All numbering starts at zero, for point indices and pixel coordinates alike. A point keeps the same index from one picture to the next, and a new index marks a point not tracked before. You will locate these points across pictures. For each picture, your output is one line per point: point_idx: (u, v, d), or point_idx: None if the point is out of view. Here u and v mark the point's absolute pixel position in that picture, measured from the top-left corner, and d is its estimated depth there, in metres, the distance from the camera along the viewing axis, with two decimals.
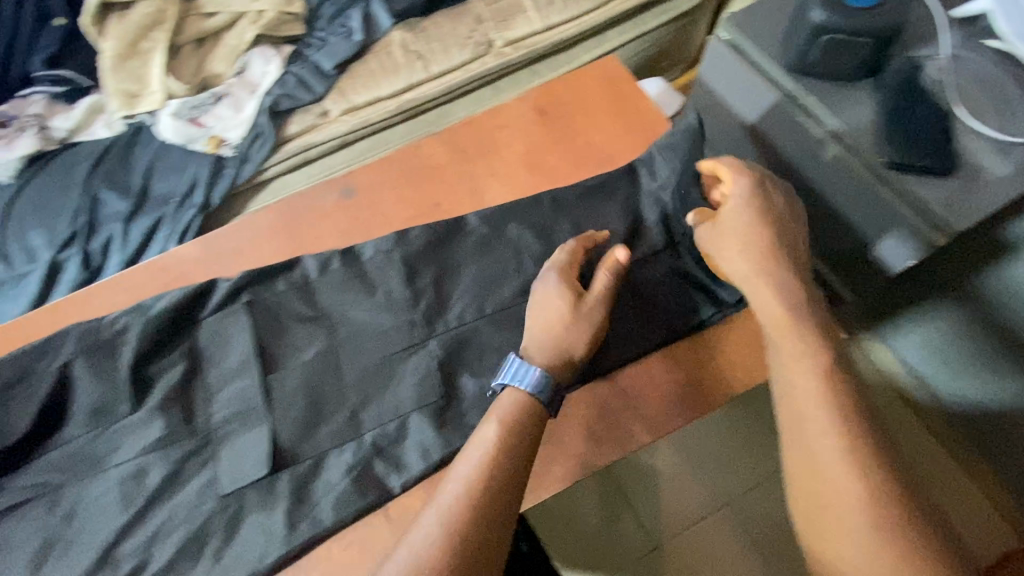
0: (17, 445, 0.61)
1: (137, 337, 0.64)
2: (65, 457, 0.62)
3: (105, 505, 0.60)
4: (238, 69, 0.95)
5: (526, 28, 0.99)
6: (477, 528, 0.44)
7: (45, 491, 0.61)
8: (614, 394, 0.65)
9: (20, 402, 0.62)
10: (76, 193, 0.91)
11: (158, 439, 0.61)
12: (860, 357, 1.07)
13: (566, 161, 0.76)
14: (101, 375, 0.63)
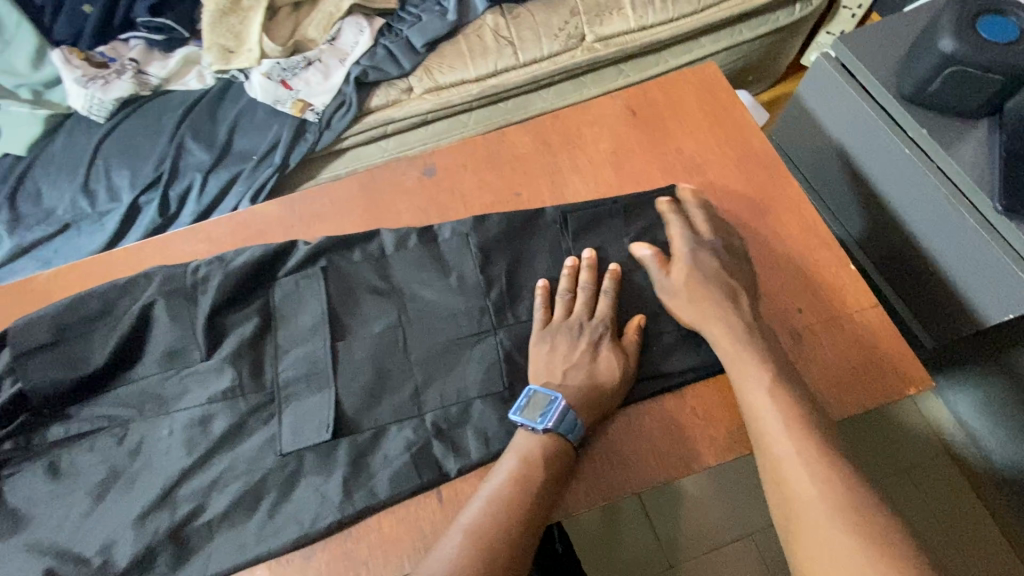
0: (93, 376, 0.63)
1: (219, 288, 0.64)
2: (134, 391, 0.63)
3: (168, 446, 0.61)
4: (331, 36, 0.96)
5: (620, 25, 0.97)
6: (518, 509, 0.51)
7: (114, 424, 0.62)
8: (679, 408, 0.61)
9: (100, 334, 0.63)
10: (163, 140, 0.93)
11: (225, 389, 0.62)
12: (910, 407, 1.04)
13: (654, 165, 0.73)
14: (179, 319, 0.64)
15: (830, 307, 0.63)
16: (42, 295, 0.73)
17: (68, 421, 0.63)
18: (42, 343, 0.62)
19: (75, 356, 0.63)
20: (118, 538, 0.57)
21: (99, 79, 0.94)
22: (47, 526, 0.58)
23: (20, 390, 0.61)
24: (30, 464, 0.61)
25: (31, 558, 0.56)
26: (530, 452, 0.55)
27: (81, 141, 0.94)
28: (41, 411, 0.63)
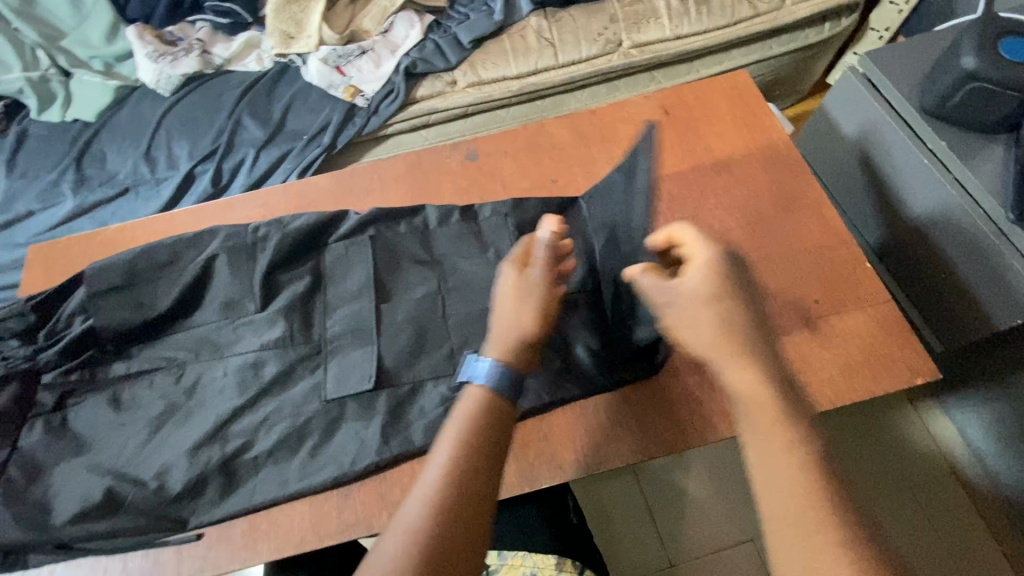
0: (156, 319, 0.68)
1: (277, 246, 0.70)
2: (193, 336, 0.68)
3: (221, 386, 0.66)
4: (384, 28, 1.02)
5: (656, 33, 1.02)
6: (465, 475, 0.47)
7: (172, 364, 0.67)
8: (697, 384, 0.65)
9: (165, 281, 0.69)
10: (222, 115, 1.00)
11: (277, 339, 0.67)
12: (918, 421, 1.06)
13: (684, 162, 0.78)
14: (239, 273, 0.69)
15: (844, 301, 0.67)
16: (108, 246, 0.79)
17: (130, 359, 0.68)
18: (114, 284, 0.68)
19: (142, 299, 0.68)
20: (172, 466, 0.62)
21: (168, 55, 1.01)
22: (107, 450, 0.63)
23: (91, 326, 0.67)
24: (94, 395, 0.66)
25: (92, 478, 0.61)
26: (476, 411, 0.51)
27: (146, 112, 1.01)
28: (106, 348, 0.68)
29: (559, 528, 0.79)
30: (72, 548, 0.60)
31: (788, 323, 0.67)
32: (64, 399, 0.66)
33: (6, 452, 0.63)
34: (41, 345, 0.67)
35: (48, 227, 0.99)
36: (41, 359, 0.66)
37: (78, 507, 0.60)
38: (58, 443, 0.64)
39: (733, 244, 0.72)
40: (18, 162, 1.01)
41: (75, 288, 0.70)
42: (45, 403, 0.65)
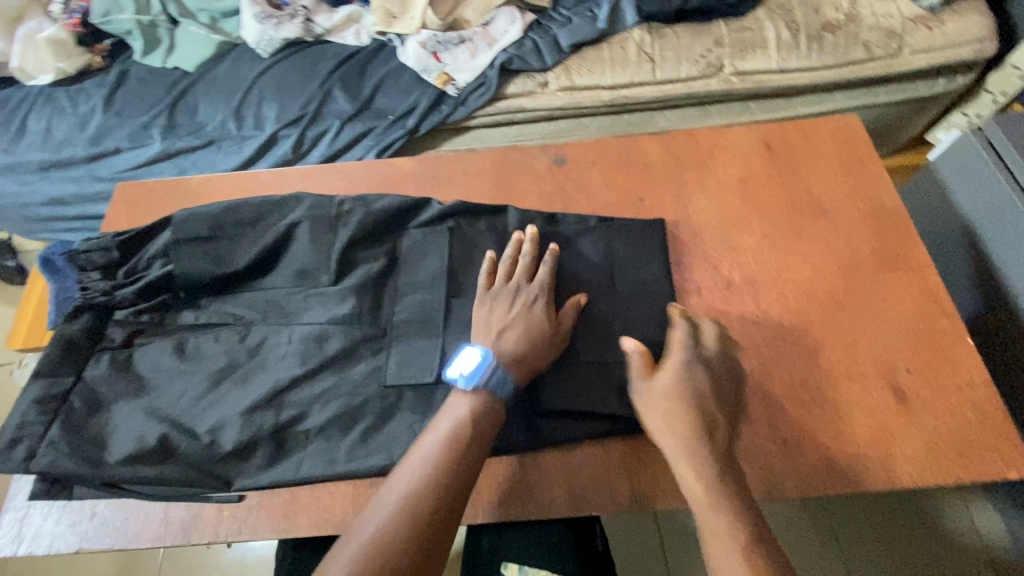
0: (230, 276, 0.68)
1: (359, 222, 0.70)
2: (262, 300, 0.69)
3: (282, 352, 0.65)
4: (485, 21, 1.01)
5: (762, 64, 0.98)
6: (451, 472, 0.53)
7: (238, 322, 0.68)
8: (771, 434, 0.61)
9: (245, 240, 0.69)
10: (314, 84, 1.01)
11: (346, 315, 0.66)
12: (957, 508, 1.00)
13: (782, 200, 0.75)
14: (319, 242, 0.69)
15: (938, 375, 0.63)
16: (192, 196, 0.80)
17: (198, 310, 0.69)
18: (199, 235, 0.69)
19: (220, 254, 0.68)
20: (225, 424, 0.61)
21: (273, 18, 1.03)
22: (164, 397, 0.64)
23: (168, 271, 0.68)
24: (160, 339, 0.67)
25: (148, 422, 0.62)
26: (462, 422, 0.55)
27: (242, 70, 1.04)
28: (178, 295, 0.69)
29: (587, 559, 0.74)
30: (117, 487, 0.59)
31: (874, 386, 0.63)
32: (132, 338, 0.67)
33: (71, 380, 0.64)
34: (120, 282, 0.68)
35: (132, 166, 1.02)
36: (117, 295, 0.67)
37: (131, 449, 0.60)
38: (119, 381, 0.64)
39: (823, 296, 0.68)
40: (115, 101, 1.05)
41: (159, 231, 0.71)
42: (114, 339, 0.67)
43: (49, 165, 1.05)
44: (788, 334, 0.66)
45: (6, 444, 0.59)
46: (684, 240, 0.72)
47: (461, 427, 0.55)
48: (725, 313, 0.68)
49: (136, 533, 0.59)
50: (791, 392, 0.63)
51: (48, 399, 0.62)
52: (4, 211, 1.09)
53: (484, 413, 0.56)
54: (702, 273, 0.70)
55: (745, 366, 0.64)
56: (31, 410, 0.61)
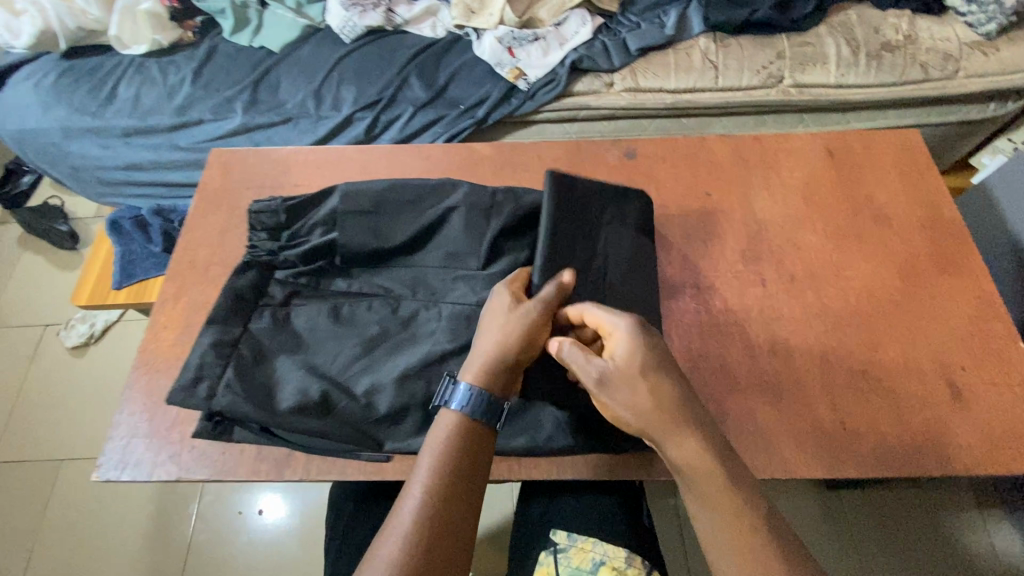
0: (388, 251, 0.72)
1: (563, 198, 0.70)
2: (382, 268, 0.73)
3: (433, 328, 0.69)
4: (558, 21, 1.07)
5: (820, 77, 1.02)
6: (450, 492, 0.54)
7: (389, 295, 0.71)
8: (832, 418, 0.64)
9: (405, 217, 0.72)
10: (391, 71, 1.07)
11: (427, 282, 0.72)
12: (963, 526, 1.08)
13: (844, 204, 0.78)
14: (472, 229, 0.72)
15: (993, 375, 0.66)
16: (282, 165, 0.86)
17: (350, 279, 0.72)
18: (361, 209, 0.72)
19: (380, 228, 0.72)
20: (382, 387, 0.65)
21: (358, 6, 1.10)
22: (323, 354, 0.67)
23: (331, 240, 0.71)
24: (316, 302, 0.71)
25: (309, 376, 0.65)
26: (448, 439, 0.57)
27: (324, 53, 1.11)
28: (334, 262, 0.72)
29: (635, 529, 0.78)
30: (222, 421, 0.62)
31: (930, 381, 0.66)
32: (291, 297, 0.71)
33: (239, 331, 0.67)
34: (284, 244, 0.72)
35: (213, 137, 1.07)
36: (283, 257, 0.72)
37: (297, 399, 0.63)
38: (281, 336, 0.68)
39: (879, 294, 0.72)
40: (203, 74, 1.12)
41: (323, 200, 0.75)
42: (275, 296, 0.70)
43: (133, 131, 1.11)
44: (848, 328, 0.70)
45: (190, 381, 0.63)
46: (749, 235, 0.76)
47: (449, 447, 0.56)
48: (785, 304, 0.71)
49: (232, 469, 0.64)
50: (850, 378, 0.66)
51: (224, 344, 0.65)
52: (82, 171, 1.15)
53: (468, 432, 0.57)
54: (766, 266, 0.74)
55: (805, 353, 0.68)
56: (210, 352, 0.64)
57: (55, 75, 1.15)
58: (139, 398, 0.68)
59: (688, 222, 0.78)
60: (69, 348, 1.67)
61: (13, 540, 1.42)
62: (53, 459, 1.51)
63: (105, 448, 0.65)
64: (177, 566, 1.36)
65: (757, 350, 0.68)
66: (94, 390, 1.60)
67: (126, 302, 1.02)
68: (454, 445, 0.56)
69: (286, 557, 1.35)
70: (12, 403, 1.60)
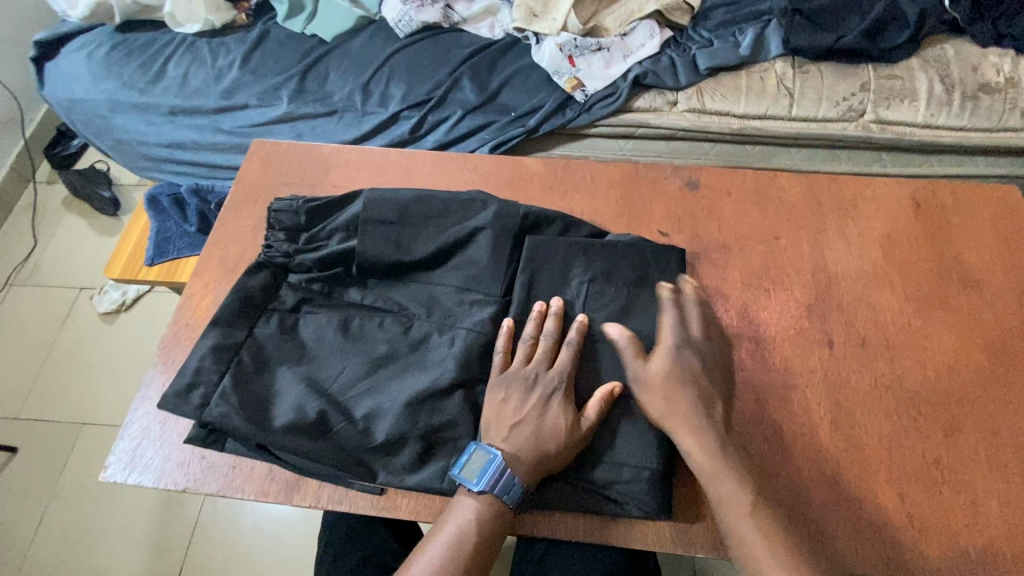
0: (407, 265, 0.67)
1: (536, 244, 0.66)
2: (399, 283, 0.68)
3: (442, 355, 0.62)
4: (623, 31, 1.01)
5: (906, 115, 0.93)
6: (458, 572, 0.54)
7: (402, 312, 0.66)
8: (897, 509, 0.57)
9: (427, 232, 0.67)
10: (444, 71, 1.03)
11: (445, 303, 0.66)
12: None
13: (928, 263, 0.71)
14: (499, 253, 0.66)
15: None
16: (322, 163, 0.82)
17: (364, 290, 0.68)
18: (385, 219, 0.67)
19: (400, 240, 0.67)
20: (381, 415, 0.60)
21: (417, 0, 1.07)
22: (325, 369, 0.63)
23: (350, 248, 0.67)
24: (326, 313, 0.67)
25: (308, 391, 0.61)
26: (471, 521, 0.55)
27: (377, 47, 1.08)
28: (351, 271, 0.68)
29: None
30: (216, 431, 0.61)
31: (1014, 479, 0.58)
32: (301, 304, 0.67)
33: (243, 334, 0.64)
34: (302, 246, 0.68)
35: (256, 123, 1.05)
36: (298, 260, 0.68)
37: (292, 416, 0.60)
38: (287, 344, 0.65)
39: (960, 372, 0.64)
40: (252, 58, 1.10)
41: (347, 204, 0.71)
42: (285, 301, 0.67)
43: (179, 110, 1.09)
44: (922, 407, 0.62)
45: (183, 388, 0.61)
46: (815, 288, 0.69)
47: (470, 527, 0.55)
48: (847, 371, 0.64)
49: (240, 486, 0.60)
50: (919, 465, 0.59)
51: (223, 349, 0.63)
52: (124, 145, 1.14)
53: (490, 516, 0.55)
54: (834, 326, 0.67)
55: (866, 428, 0.61)
56: (209, 355, 0.62)
57: (108, 46, 1.14)
58: (155, 397, 0.65)
59: (749, 266, 0.71)
60: (100, 313, 1.69)
61: (25, 498, 1.44)
62: (75, 422, 1.53)
63: (114, 447, 0.63)
64: (183, 543, 1.36)
65: (816, 421, 0.62)
66: (120, 358, 1.62)
67: (156, 280, 1.01)
68: (477, 531, 0.55)
69: (290, 548, 1.34)
70: (42, 362, 1.62)
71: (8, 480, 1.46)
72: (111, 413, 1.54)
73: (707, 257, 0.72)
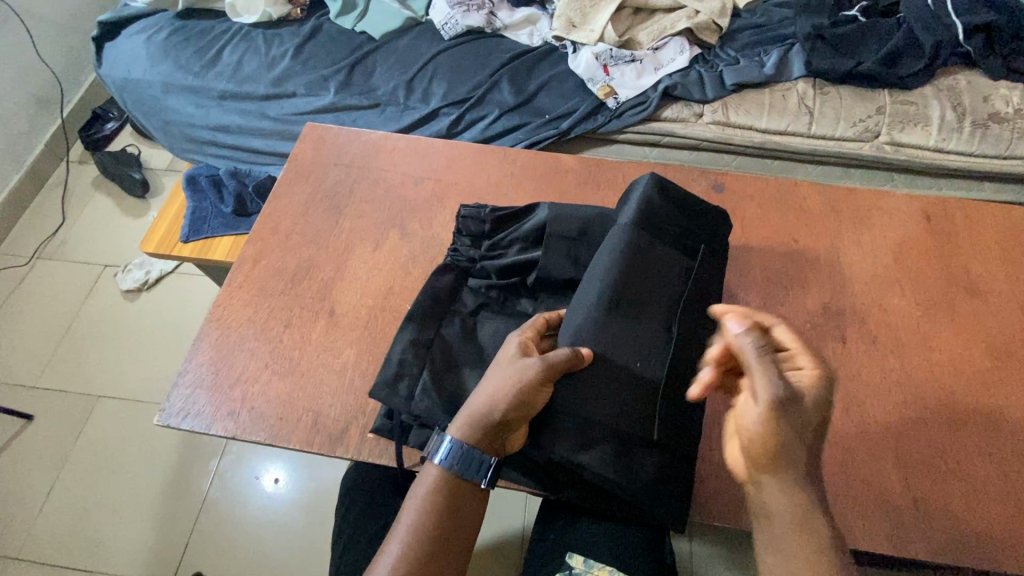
0: None
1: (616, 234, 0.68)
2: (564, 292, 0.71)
3: None
4: (655, 45, 1.08)
5: (918, 138, 0.99)
6: (440, 539, 0.55)
7: None
8: (903, 493, 0.61)
9: None
10: (484, 73, 1.09)
11: None
12: None
13: (936, 271, 0.75)
14: None
15: None
16: (371, 148, 0.87)
17: (536, 301, 0.72)
18: (567, 235, 0.71)
19: (580, 257, 0.70)
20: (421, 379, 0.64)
21: (463, 6, 1.15)
22: None
23: (533, 258, 0.71)
24: (503, 319, 0.69)
25: None
26: (430, 488, 0.57)
27: (422, 48, 1.14)
28: (526, 281, 0.72)
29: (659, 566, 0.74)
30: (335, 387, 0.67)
31: (1013, 472, 0.62)
32: (479, 308, 0.70)
33: (432, 333, 0.67)
34: (484, 253, 0.73)
35: (303, 111, 1.11)
36: (481, 266, 0.73)
37: None
38: (469, 347, 0.67)
39: (965, 372, 0.68)
40: (304, 51, 1.17)
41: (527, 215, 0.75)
42: (466, 304, 0.70)
43: (228, 94, 1.15)
44: (928, 401, 0.66)
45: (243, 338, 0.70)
46: (831, 288, 0.74)
47: (433, 494, 0.57)
48: (859, 366, 0.69)
49: (286, 435, 0.64)
50: (923, 454, 0.63)
51: None
52: (172, 126, 1.20)
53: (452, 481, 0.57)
54: (846, 323, 0.71)
55: (875, 418, 0.65)
56: None
57: (167, 32, 1.21)
58: (207, 351, 0.70)
59: (770, 265, 0.76)
60: (122, 291, 1.72)
61: (39, 465, 1.46)
62: (92, 394, 1.56)
63: (170, 394, 0.67)
64: (190, 518, 1.38)
65: (830, 409, 0.66)
66: (140, 334, 1.65)
67: (187, 257, 1.01)
68: (438, 495, 0.57)
69: (294, 529, 1.36)
70: (63, 333, 1.65)
71: (23, 445, 1.49)
72: (128, 386, 1.57)
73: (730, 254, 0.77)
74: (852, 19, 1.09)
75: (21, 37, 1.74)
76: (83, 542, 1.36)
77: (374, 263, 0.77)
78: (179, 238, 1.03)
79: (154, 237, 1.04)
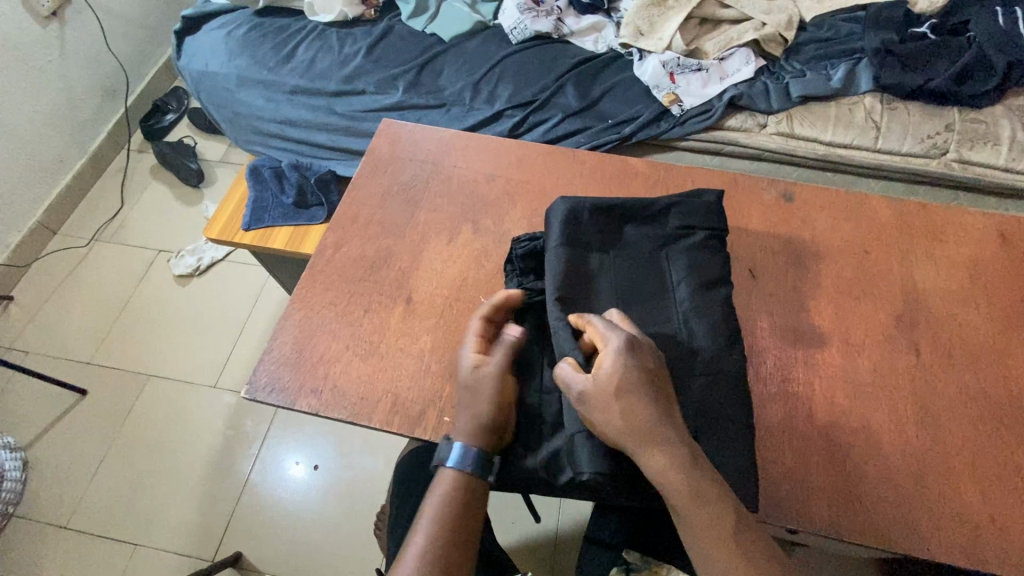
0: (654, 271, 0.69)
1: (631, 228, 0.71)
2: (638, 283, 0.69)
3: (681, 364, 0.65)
4: (722, 55, 1.10)
5: (987, 157, 0.98)
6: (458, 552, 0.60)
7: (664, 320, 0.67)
8: (980, 509, 0.61)
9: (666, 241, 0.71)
10: (550, 77, 1.12)
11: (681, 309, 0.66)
12: None
13: (1013, 290, 0.75)
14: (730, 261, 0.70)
15: None
16: (444, 144, 0.90)
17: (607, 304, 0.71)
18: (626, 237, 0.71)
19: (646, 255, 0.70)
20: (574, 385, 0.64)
21: (531, 12, 1.18)
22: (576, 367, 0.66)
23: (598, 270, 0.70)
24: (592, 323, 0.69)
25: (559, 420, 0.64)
26: (449, 492, 0.62)
27: (490, 52, 1.18)
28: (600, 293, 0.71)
29: None
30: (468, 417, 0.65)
31: None
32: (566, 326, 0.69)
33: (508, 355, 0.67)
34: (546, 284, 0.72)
35: (372, 107, 1.15)
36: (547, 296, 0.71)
37: None
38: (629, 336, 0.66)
39: None
40: (375, 50, 1.22)
41: None
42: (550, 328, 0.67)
43: (300, 89, 1.19)
44: (1005, 419, 0.66)
45: (324, 322, 0.73)
46: (905, 301, 0.74)
47: (454, 501, 0.62)
48: (933, 379, 0.68)
49: (367, 415, 0.67)
50: (995, 468, 0.63)
51: None
52: (240, 118, 1.24)
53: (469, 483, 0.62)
54: (922, 335, 0.71)
55: (950, 433, 0.65)
56: None
57: (246, 29, 1.27)
58: (291, 330, 0.73)
59: (842, 275, 0.76)
60: (176, 275, 1.78)
61: (92, 438, 1.52)
62: (143, 373, 1.61)
63: (256, 369, 0.70)
64: (232, 499, 1.42)
65: (903, 420, 0.66)
66: (190, 319, 1.70)
67: (250, 244, 1.04)
68: (455, 501, 0.62)
69: (330, 517, 1.38)
70: (118, 313, 1.72)
71: (75, 420, 1.54)
72: (178, 367, 1.62)
73: (800, 262, 0.77)
74: (921, 35, 1.09)
75: (93, 29, 1.83)
76: (131, 515, 1.41)
77: (449, 255, 0.79)
78: (241, 226, 1.06)
79: (221, 220, 1.08)
